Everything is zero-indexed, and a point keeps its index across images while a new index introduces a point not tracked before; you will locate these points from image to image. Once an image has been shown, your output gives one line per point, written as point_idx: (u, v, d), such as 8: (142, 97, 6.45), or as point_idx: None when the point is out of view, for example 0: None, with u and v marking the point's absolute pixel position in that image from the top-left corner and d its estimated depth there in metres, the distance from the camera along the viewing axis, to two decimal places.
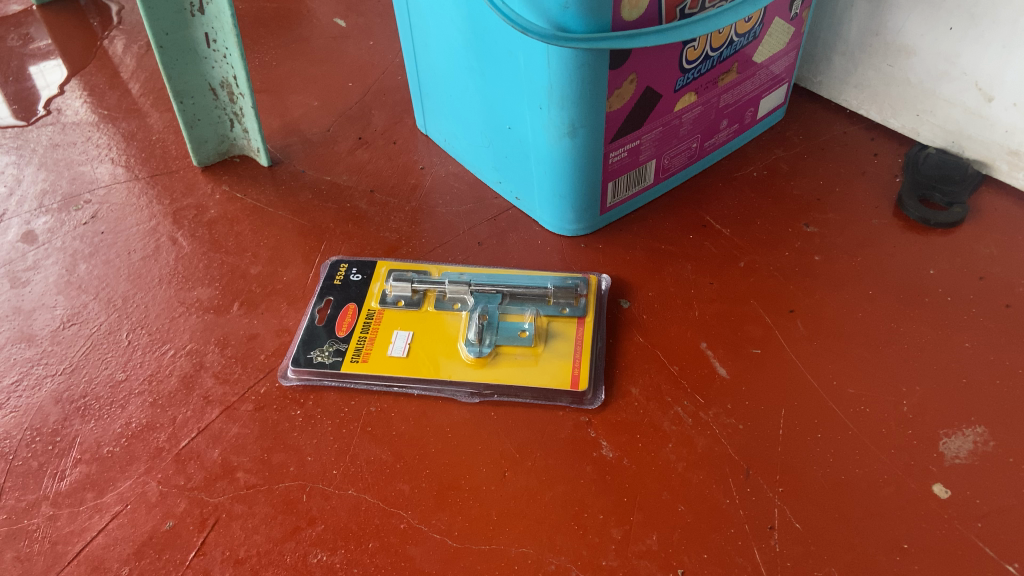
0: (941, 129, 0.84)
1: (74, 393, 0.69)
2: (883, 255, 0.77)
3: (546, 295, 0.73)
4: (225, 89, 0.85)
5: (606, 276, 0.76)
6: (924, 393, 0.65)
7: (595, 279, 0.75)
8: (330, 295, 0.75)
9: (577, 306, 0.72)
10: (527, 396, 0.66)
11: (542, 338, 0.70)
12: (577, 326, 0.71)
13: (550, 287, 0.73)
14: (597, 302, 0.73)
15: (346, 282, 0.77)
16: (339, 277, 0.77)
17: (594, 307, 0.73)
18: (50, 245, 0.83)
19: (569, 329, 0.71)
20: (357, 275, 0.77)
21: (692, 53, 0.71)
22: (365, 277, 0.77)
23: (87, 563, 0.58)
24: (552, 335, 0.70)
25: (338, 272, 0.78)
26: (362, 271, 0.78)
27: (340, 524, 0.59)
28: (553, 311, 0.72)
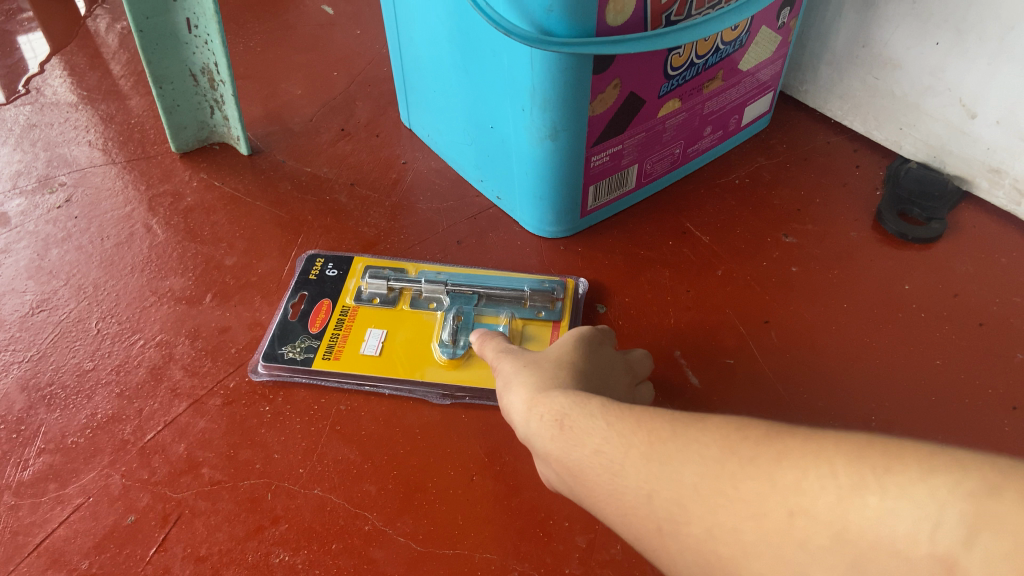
0: (924, 143, 0.84)
1: (40, 381, 0.68)
2: (860, 268, 0.77)
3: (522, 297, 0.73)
4: (205, 76, 0.84)
5: (583, 280, 0.76)
6: (892, 409, 0.66)
7: (572, 283, 0.75)
8: (305, 290, 0.75)
9: (553, 309, 0.72)
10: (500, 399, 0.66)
11: (517, 342, 0.70)
12: (552, 330, 0.71)
13: (526, 289, 0.73)
14: (573, 306, 0.74)
15: (322, 277, 0.76)
16: (314, 272, 0.77)
17: (569, 311, 0.73)
18: (23, 228, 0.81)
19: (544, 334, 0.71)
20: (333, 270, 0.77)
21: (677, 60, 0.71)
22: (341, 272, 0.77)
23: (46, 556, 0.58)
24: (527, 339, 0.70)
25: (313, 266, 0.77)
26: (339, 266, 0.77)
27: (304, 524, 0.59)
28: (528, 314, 0.72)
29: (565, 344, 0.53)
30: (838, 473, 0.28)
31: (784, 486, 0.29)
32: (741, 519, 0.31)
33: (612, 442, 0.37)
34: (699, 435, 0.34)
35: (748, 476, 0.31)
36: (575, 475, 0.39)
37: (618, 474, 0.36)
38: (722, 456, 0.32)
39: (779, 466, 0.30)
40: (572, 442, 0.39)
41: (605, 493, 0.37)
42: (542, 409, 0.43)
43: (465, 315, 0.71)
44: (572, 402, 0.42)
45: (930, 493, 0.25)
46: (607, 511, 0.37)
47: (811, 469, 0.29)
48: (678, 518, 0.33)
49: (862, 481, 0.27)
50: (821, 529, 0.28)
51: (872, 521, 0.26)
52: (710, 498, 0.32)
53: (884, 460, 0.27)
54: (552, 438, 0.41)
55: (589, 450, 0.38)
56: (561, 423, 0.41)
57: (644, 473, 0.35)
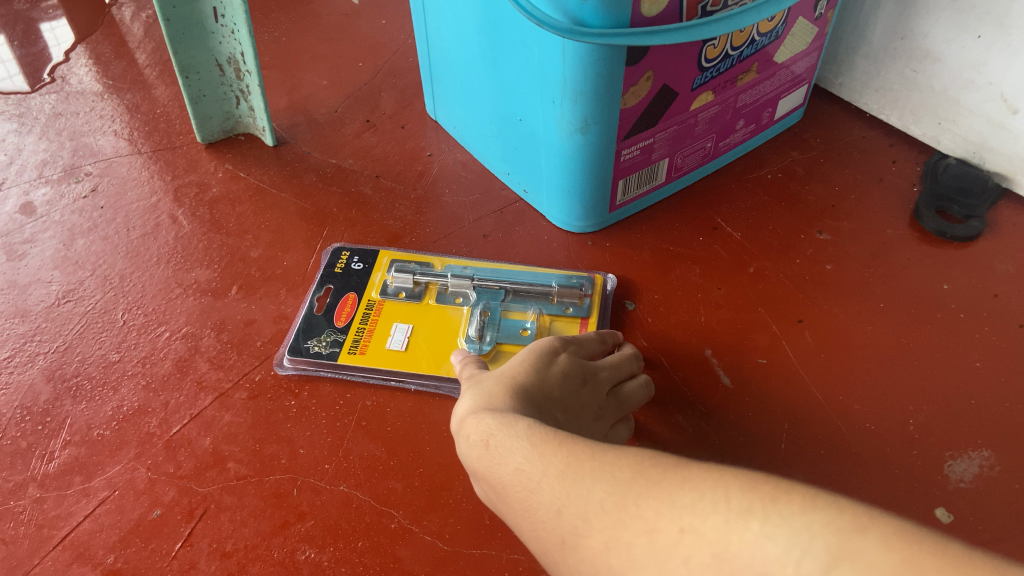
0: (963, 138, 0.82)
1: (66, 372, 0.68)
2: (896, 266, 0.75)
3: (549, 294, 0.72)
4: (232, 66, 0.83)
5: (612, 276, 0.75)
6: (930, 412, 0.64)
7: (600, 279, 0.74)
8: (330, 283, 0.74)
9: (581, 306, 0.71)
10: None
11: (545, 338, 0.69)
12: (580, 327, 0.70)
13: (554, 285, 0.72)
14: (602, 303, 0.72)
15: (347, 271, 0.75)
16: (340, 265, 0.76)
17: (598, 307, 0.71)
18: (49, 218, 0.81)
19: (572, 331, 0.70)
20: (358, 264, 0.76)
21: (711, 52, 0.69)
22: (367, 266, 0.76)
23: (73, 549, 0.57)
24: None
25: (339, 260, 0.76)
26: (364, 260, 0.76)
27: (330, 521, 0.58)
28: (556, 310, 0.71)
29: (519, 360, 0.53)
30: (730, 501, 0.31)
31: (679, 507, 0.32)
32: (637, 533, 0.33)
33: (532, 462, 0.39)
34: (617, 459, 0.36)
35: (650, 497, 0.33)
36: (499, 491, 0.41)
37: (534, 491, 0.38)
38: (631, 477, 0.35)
39: (679, 489, 0.33)
40: (495, 462, 0.41)
41: (522, 509, 0.39)
42: (470, 427, 0.44)
43: (492, 311, 0.70)
44: (500, 422, 0.43)
45: (803, 525, 0.28)
46: (525, 526, 0.39)
47: (707, 494, 0.32)
48: (583, 531, 0.35)
49: (748, 508, 0.30)
50: (703, 546, 0.30)
51: (749, 542, 0.29)
52: (614, 514, 0.34)
53: (772, 494, 0.30)
54: (478, 457, 0.42)
55: (511, 469, 0.40)
56: (487, 442, 0.42)
57: (558, 490, 0.37)
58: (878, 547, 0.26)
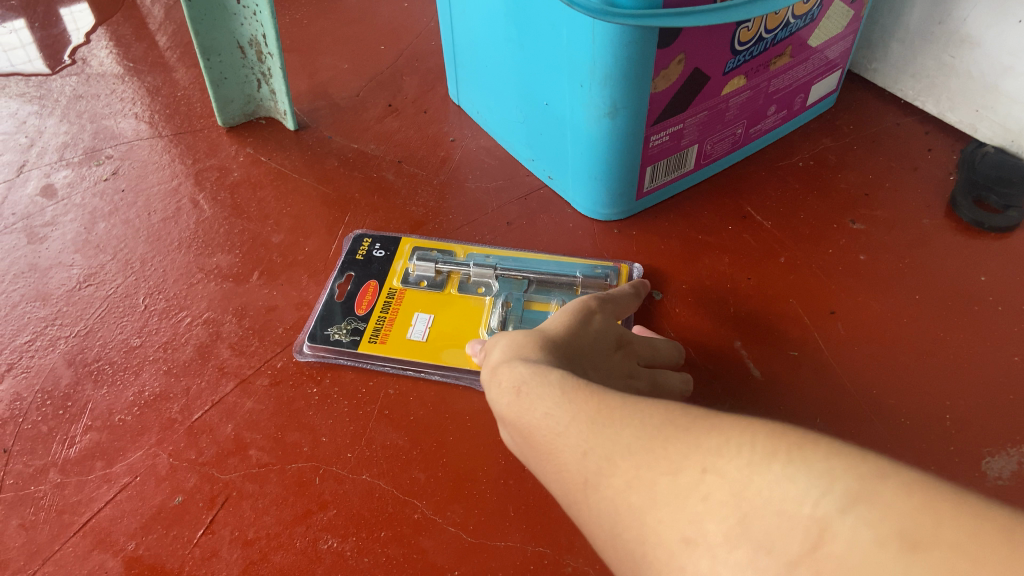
0: (1001, 126, 0.79)
1: (87, 357, 0.67)
2: (932, 257, 0.73)
3: (573, 284, 0.71)
4: (253, 48, 0.82)
5: (638, 266, 0.73)
6: (967, 407, 0.62)
7: (626, 269, 0.73)
8: (351, 270, 0.73)
9: None
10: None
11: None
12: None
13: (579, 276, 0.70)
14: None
15: (368, 258, 0.74)
16: (361, 252, 0.75)
17: None
18: (70, 201, 0.81)
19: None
20: (380, 251, 0.75)
21: (745, 34, 0.67)
22: (389, 253, 0.75)
23: (94, 535, 0.57)
24: None
25: (360, 246, 0.75)
26: (386, 247, 0.75)
27: (353, 510, 0.57)
28: None
29: (556, 318, 0.55)
30: (755, 444, 0.29)
31: (705, 448, 0.31)
32: (660, 473, 0.32)
33: (563, 407, 0.39)
34: (650, 409, 0.35)
35: (678, 440, 0.32)
36: (527, 437, 0.41)
37: (563, 433, 0.38)
38: (661, 423, 0.34)
39: (708, 433, 0.31)
40: (526, 408, 0.41)
41: (548, 451, 0.39)
42: (503, 375, 0.45)
43: (515, 302, 0.69)
44: (532, 370, 0.43)
45: (826, 470, 0.27)
46: (550, 471, 0.39)
47: (734, 437, 0.30)
48: (606, 472, 0.34)
49: (773, 452, 0.28)
50: (725, 486, 0.29)
51: (770, 483, 0.28)
52: (639, 455, 0.33)
53: (800, 441, 0.28)
54: (510, 403, 0.42)
55: (540, 413, 0.40)
56: (519, 389, 0.42)
57: (588, 433, 0.36)
58: (898, 492, 0.25)
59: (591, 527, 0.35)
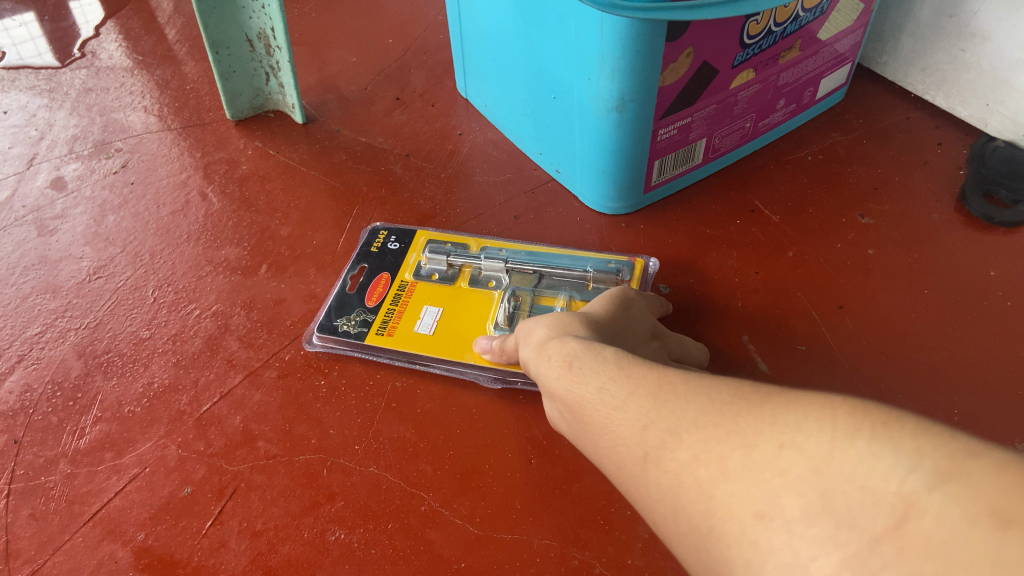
0: (1012, 120, 0.79)
1: (97, 349, 0.68)
2: (941, 252, 0.73)
3: (583, 279, 0.70)
4: (262, 41, 0.82)
5: (654, 261, 0.73)
6: (976, 403, 0.62)
7: (641, 263, 0.72)
8: (365, 262, 0.73)
9: None
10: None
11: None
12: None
13: (590, 271, 0.70)
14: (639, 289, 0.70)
15: (383, 250, 0.74)
16: (377, 244, 0.75)
17: None
18: (79, 194, 0.81)
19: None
20: (395, 244, 0.75)
21: (755, 27, 0.67)
22: (403, 246, 0.75)
23: (104, 525, 0.57)
24: None
25: (376, 239, 0.75)
26: (401, 240, 0.75)
27: (360, 502, 0.58)
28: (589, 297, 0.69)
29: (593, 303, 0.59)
30: (837, 421, 0.28)
31: (782, 424, 0.30)
32: (733, 447, 0.31)
33: (617, 381, 0.39)
34: (716, 386, 0.35)
35: (751, 416, 0.31)
36: (577, 413, 0.41)
37: (619, 408, 0.38)
38: (731, 399, 0.33)
39: (784, 409, 0.30)
40: (579, 382, 0.41)
41: (602, 426, 0.38)
42: (553, 351, 0.46)
43: (524, 296, 0.69)
44: (583, 346, 0.44)
45: (912, 447, 0.26)
46: (602, 446, 0.39)
47: (814, 413, 0.29)
48: (670, 447, 0.34)
49: (855, 428, 0.27)
50: (803, 461, 0.28)
51: (852, 461, 0.27)
52: (706, 429, 0.33)
53: (885, 416, 0.27)
54: (560, 376, 0.43)
55: (593, 387, 0.40)
56: (571, 363, 0.43)
57: (646, 407, 0.36)
58: (992, 470, 0.24)
59: (649, 506, 0.35)
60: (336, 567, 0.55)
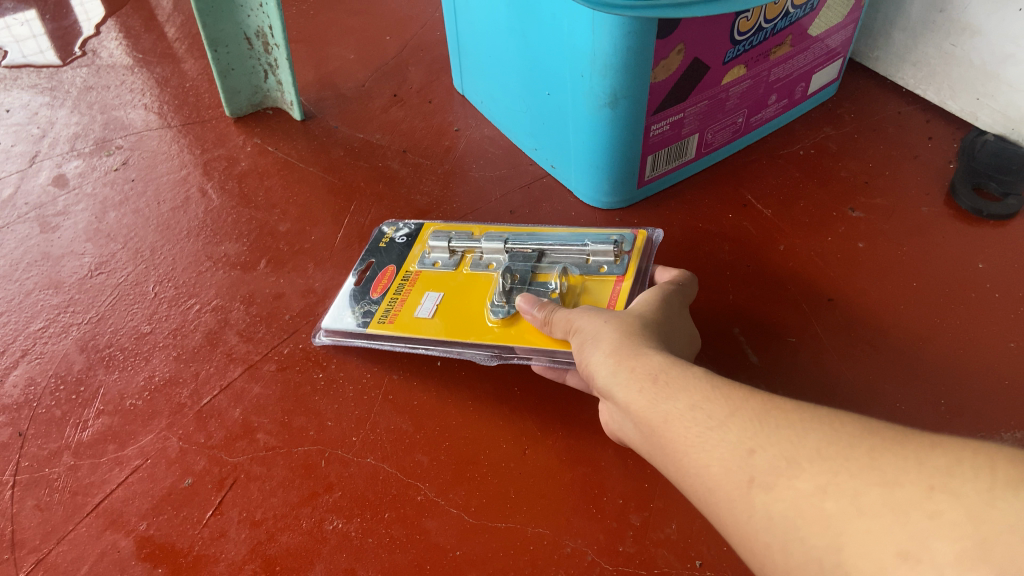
0: (1001, 114, 0.80)
1: (99, 343, 0.69)
2: (930, 245, 0.74)
3: (583, 254, 0.67)
4: (260, 39, 0.83)
5: (660, 233, 0.70)
6: (963, 393, 0.63)
7: (643, 235, 0.69)
8: (372, 257, 0.73)
9: (617, 264, 0.66)
10: (556, 357, 0.60)
11: (575, 298, 0.64)
12: (613, 289, 0.64)
13: (588, 244, 0.67)
14: (640, 261, 0.67)
15: (391, 244, 0.74)
16: (385, 240, 0.75)
17: (636, 265, 0.66)
18: (81, 191, 0.82)
19: (605, 293, 0.64)
20: (402, 237, 0.74)
21: (744, 24, 0.68)
22: (410, 239, 0.74)
23: (106, 516, 0.59)
24: (584, 295, 0.64)
25: (385, 234, 0.75)
26: (409, 232, 0.75)
27: (357, 492, 0.59)
28: (589, 270, 0.66)
29: (642, 297, 0.57)
30: (996, 471, 0.29)
31: (930, 468, 0.30)
32: (870, 483, 0.31)
33: (713, 401, 0.39)
34: (837, 419, 0.35)
35: (891, 454, 0.32)
36: (660, 428, 0.41)
37: (717, 428, 0.38)
38: (862, 436, 0.33)
39: (930, 452, 0.31)
40: (666, 397, 0.42)
41: (693, 444, 0.39)
42: (632, 362, 0.46)
43: (523, 275, 0.66)
44: (668, 362, 0.44)
45: None
46: (692, 465, 0.39)
47: (968, 460, 0.30)
48: (786, 475, 0.34)
49: (1020, 481, 0.28)
50: (958, 505, 0.28)
51: (1015, 512, 0.27)
52: (836, 460, 0.33)
53: None
54: (643, 389, 0.43)
55: (684, 405, 0.41)
56: (657, 377, 0.43)
57: (753, 432, 0.36)
58: None
59: (748, 533, 0.35)
60: (334, 556, 0.56)
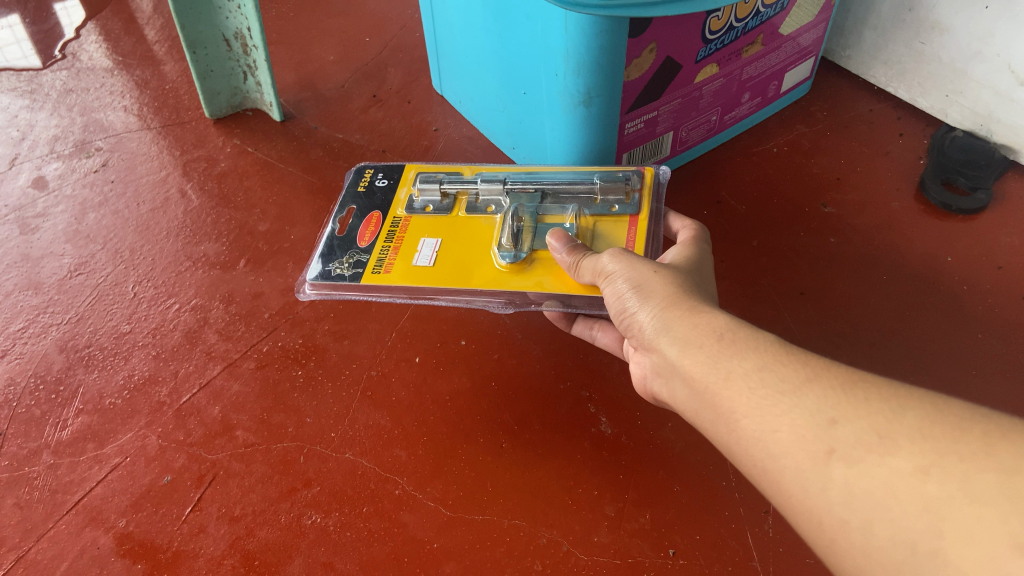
0: (970, 111, 0.81)
1: (78, 343, 0.69)
2: (901, 239, 0.75)
3: (591, 192, 0.64)
4: (239, 41, 0.83)
5: (665, 169, 0.66)
6: (931, 384, 0.65)
7: (651, 172, 0.66)
8: (353, 204, 0.68)
9: (629, 203, 0.63)
10: (576, 303, 0.57)
11: (588, 242, 0.61)
12: (627, 231, 0.61)
13: (596, 181, 0.63)
14: (651, 200, 0.64)
15: (371, 189, 0.69)
16: (364, 184, 0.70)
17: (648, 203, 0.63)
18: (61, 192, 0.83)
19: (619, 235, 0.61)
20: (383, 181, 0.70)
21: (715, 23, 0.69)
22: (392, 182, 0.70)
23: (85, 513, 0.59)
24: (599, 237, 0.61)
25: (363, 178, 0.71)
26: (390, 177, 0.70)
27: (336, 487, 0.60)
28: (600, 210, 0.63)
29: (675, 251, 0.55)
30: None
31: None
32: (982, 469, 0.30)
33: (789, 366, 0.39)
34: (936, 399, 0.34)
35: (1006, 442, 0.31)
36: (719, 389, 0.40)
37: (792, 395, 0.37)
38: (969, 419, 0.32)
39: None
40: (732, 356, 0.41)
41: (759, 407, 0.38)
42: (692, 316, 0.44)
43: (528, 217, 0.62)
44: (734, 320, 0.43)
45: None
46: (758, 431, 0.38)
47: None
48: (877, 451, 0.33)
49: None
50: None
51: None
52: (944, 441, 0.32)
53: None
54: (705, 346, 0.42)
55: (751, 365, 0.40)
56: (722, 335, 0.42)
57: (836, 400, 0.36)
58: None
59: (814, 504, 0.35)
60: (312, 550, 0.56)
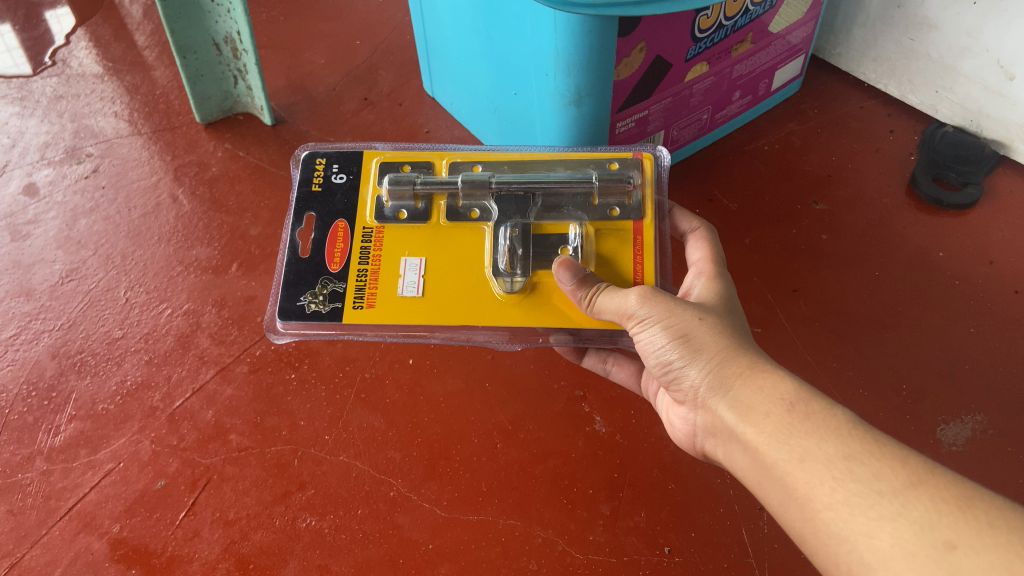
0: (960, 106, 0.82)
1: (70, 349, 0.69)
2: (893, 234, 0.75)
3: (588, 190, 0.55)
4: (228, 45, 0.83)
5: (662, 151, 0.59)
6: (923, 378, 0.66)
7: (650, 159, 0.58)
8: (312, 210, 0.57)
9: (631, 203, 0.56)
10: (586, 335, 0.52)
11: (594, 259, 0.54)
12: (632, 244, 0.55)
13: (595, 178, 0.55)
14: (653, 194, 0.57)
15: (328, 188, 0.58)
16: (318, 180, 0.58)
17: (651, 203, 0.56)
18: (51, 199, 0.82)
19: (625, 248, 0.55)
20: (340, 176, 0.59)
21: (705, 21, 0.69)
22: (352, 178, 0.58)
23: (79, 519, 0.59)
24: (605, 251, 0.55)
25: (316, 171, 0.59)
26: (347, 168, 0.59)
27: (330, 490, 0.60)
28: (601, 215, 0.55)
29: (702, 284, 0.50)
30: None
31: None
32: None
33: (880, 458, 0.35)
34: None
35: None
36: (793, 470, 0.37)
37: (893, 498, 0.34)
38: None
39: None
40: (811, 437, 0.37)
41: (849, 506, 0.34)
42: (755, 380, 0.40)
43: (522, 228, 0.54)
44: (802, 388, 0.39)
45: None
46: (846, 531, 0.34)
47: None
48: None
49: None
50: None
51: None
52: None
53: None
54: (778, 420, 0.38)
55: (836, 452, 0.36)
56: (796, 407, 0.38)
57: (954, 523, 0.32)
58: None
59: None
60: (307, 552, 0.57)
